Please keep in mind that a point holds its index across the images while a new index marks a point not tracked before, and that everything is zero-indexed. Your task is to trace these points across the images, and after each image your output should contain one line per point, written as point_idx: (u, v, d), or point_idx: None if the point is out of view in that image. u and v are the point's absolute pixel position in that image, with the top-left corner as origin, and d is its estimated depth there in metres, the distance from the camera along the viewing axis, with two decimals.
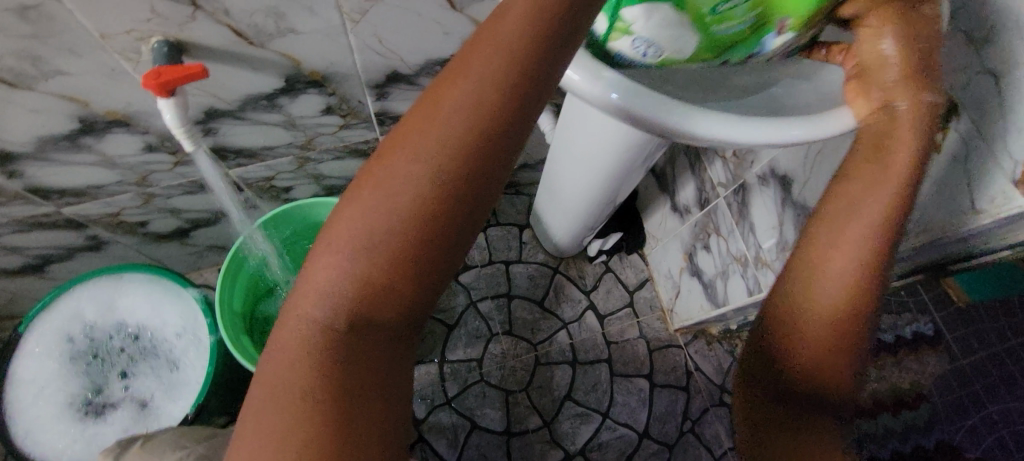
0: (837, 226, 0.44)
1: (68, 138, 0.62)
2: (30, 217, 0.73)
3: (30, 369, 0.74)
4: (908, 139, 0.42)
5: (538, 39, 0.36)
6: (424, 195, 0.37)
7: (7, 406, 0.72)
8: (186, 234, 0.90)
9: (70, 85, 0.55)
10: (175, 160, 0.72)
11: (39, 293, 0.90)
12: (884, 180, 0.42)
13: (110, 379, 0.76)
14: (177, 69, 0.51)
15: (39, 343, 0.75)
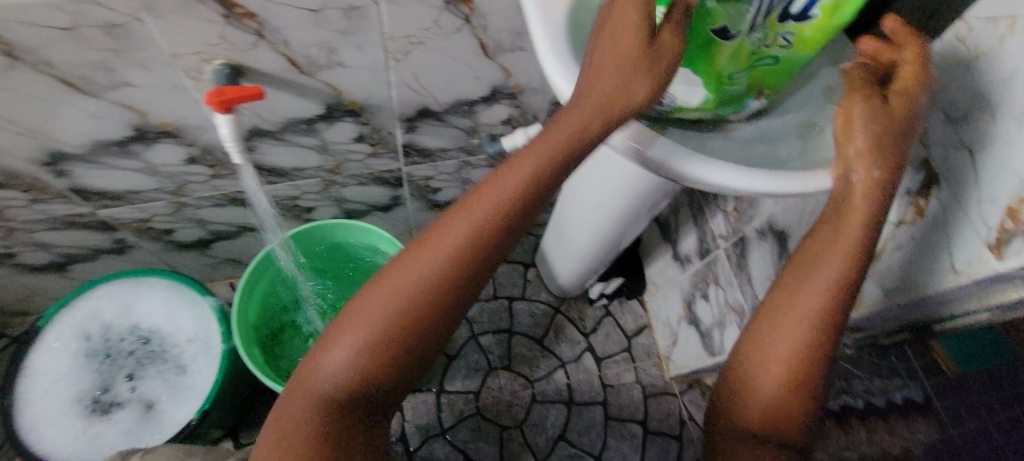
0: (798, 281, 0.51)
1: (119, 144, 0.67)
2: (65, 216, 0.77)
3: (44, 362, 0.76)
4: (861, 207, 0.47)
5: (529, 187, 0.47)
6: (427, 294, 0.47)
7: (18, 397, 0.74)
8: (207, 244, 0.93)
9: (133, 96, 0.60)
10: (211, 173, 0.76)
11: (57, 290, 0.93)
12: (843, 234, 0.48)
13: (117, 380, 0.77)
14: (235, 90, 0.56)
15: (56, 338, 0.77)
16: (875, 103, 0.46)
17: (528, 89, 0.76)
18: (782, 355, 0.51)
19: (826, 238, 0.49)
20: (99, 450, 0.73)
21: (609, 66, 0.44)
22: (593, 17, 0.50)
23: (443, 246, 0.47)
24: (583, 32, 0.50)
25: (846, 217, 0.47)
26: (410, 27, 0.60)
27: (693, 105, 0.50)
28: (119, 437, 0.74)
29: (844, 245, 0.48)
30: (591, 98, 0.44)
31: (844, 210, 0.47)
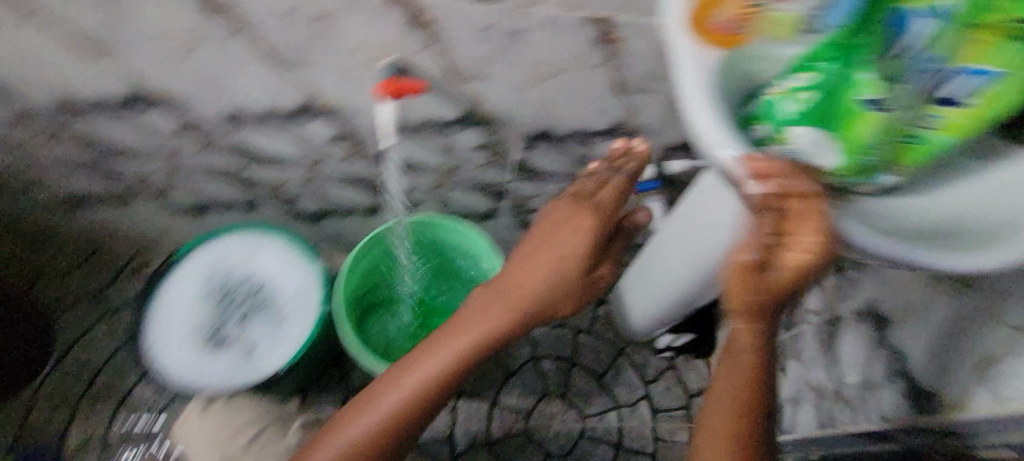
0: (716, 388, 0.60)
1: (284, 116, 0.76)
2: (220, 168, 0.88)
3: (174, 290, 0.87)
4: (749, 332, 0.56)
5: (471, 339, 0.68)
6: (382, 428, 0.65)
7: (151, 315, 0.85)
8: (321, 217, 1.03)
9: (311, 78, 0.69)
10: (347, 154, 0.85)
11: (189, 230, 1.06)
12: (744, 350, 0.57)
13: (226, 321, 0.86)
14: (404, 84, 0.67)
15: (187, 270, 0.87)
16: (798, 221, 0.46)
17: (646, 130, 0.79)
18: (711, 424, 0.60)
19: (730, 362, 0.59)
20: (203, 379, 0.82)
21: (540, 261, 0.69)
22: (742, 63, 0.52)
23: (428, 362, 0.67)
24: (730, 75, 0.52)
25: (739, 344, 0.57)
26: (560, 57, 0.66)
27: (825, 169, 0.50)
28: (221, 371, 0.83)
29: (743, 353, 0.57)
30: (516, 291, 0.69)
31: (738, 342, 0.57)
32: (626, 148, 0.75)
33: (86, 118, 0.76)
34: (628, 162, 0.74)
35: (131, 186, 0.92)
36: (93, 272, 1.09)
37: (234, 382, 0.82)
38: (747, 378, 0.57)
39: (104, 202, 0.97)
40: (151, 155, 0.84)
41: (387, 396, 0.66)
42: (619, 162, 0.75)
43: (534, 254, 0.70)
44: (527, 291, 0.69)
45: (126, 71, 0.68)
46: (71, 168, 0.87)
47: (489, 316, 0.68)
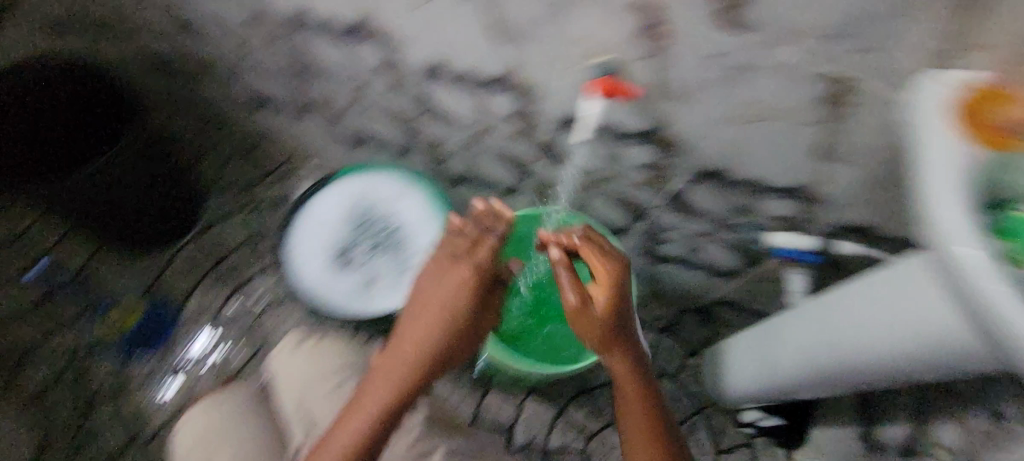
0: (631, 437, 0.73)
1: (477, 81, 0.78)
2: (395, 110, 0.92)
3: (322, 203, 0.91)
4: (631, 393, 0.74)
5: (387, 391, 0.72)
6: None
7: (298, 220, 0.90)
8: (460, 181, 1.05)
9: (520, 54, 0.70)
10: (515, 133, 0.86)
11: (340, 154, 1.12)
12: (634, 406, 0.73)
13: (356, 251, 0.90)
14: (619, 86, 0.67)
15: (339, 190, 0.92)
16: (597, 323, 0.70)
17: (832, 202, 0.73)
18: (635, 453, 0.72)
19: (631, 416, 0.74)
20: (325, 294, 0.89)
21: (422, 324, 0.74)
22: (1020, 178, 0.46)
23: (369, 399, 0.71)
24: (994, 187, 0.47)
25: (624, 395, 0.74)
26: (781, 103, 0.62)
27: None
28: (342, 293, 0.89)
29: (632, 404, 0.74)
30: (406, 343, 0.74)
31: (625, 396, 0.74)
32: (487, 206, 0.75)
33: (304, 29, 0.82)
34: (490, 221, 0.74)
35: (311, 100, 0.99)
36: (248, 168, 1.18)
37: (350, 309, 0.88)
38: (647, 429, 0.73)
39: (282, 108, 1.05)
40: (340, 78, 0.89)
41: None
42: (484, 220, 0.74)
43: (417, 312, 0.75)
44: (418, 346, 0.73)
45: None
46: (270, 70, 0.95)
47: (390, 367, 0.73)
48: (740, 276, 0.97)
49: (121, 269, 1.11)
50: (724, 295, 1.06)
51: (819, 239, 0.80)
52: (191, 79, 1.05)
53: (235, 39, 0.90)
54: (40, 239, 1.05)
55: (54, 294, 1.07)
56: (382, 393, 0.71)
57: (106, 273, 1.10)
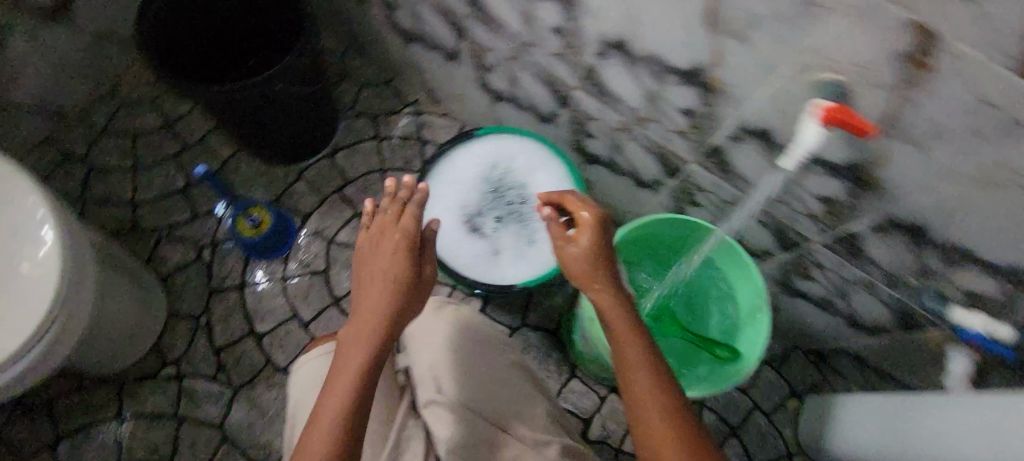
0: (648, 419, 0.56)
1: (659, 66, 0.70)
2: (554, 75, 0.86)
3: (459, 160, 0.89)
4: (631, 353, 0.59)
5: (365, 354, 0.60)
6: None
7: (433, 172, 0.88)
8: (596, 160, 0.99)
9: (727, 48, 0.61)
10: (680, 129, 0.78)
11: (477, 105, 1.09)
12: (642, 371, 0.58)
13: (487, 214, 0.87)
14: (853, 118, 0.55)
15: (478, 150, 0.89)
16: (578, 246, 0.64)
17: None
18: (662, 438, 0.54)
19: (639, 390, 0.57)
20: (448, 252, 0.85)
21: (377, 284, 0.63)
22: None
23: (344, 372, 0.59)
24: None
25: (624, 357, 0.59)
26: None
27: None
28: (464, 254, 0.85)
29: (642, 374, 0.58)
30: (369, 304, 0.63)
31: (626, 366, 0.59)
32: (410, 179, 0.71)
33: None
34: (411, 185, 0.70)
35: (467, 47, 0.95)
36: (382, 99, 1.20)
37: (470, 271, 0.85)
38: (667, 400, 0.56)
39: (435, 46, 1.02)
40: (506, 33, 0.84)
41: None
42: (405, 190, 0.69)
43: (365, 282, 0.65)
44: (380, 301, 0.62)
45: None
46: (436, 8, 0.91)
47: (361, 328, 0.61)
48: (885, 335, 0.87)
49: (255, 174, 1.12)
50: (854, 346, 0.96)
51: (1017, 332, 0.66)
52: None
53: None
54: (197, 124, 1.13)
55: (193, 183, 1.09)
56: (360, 359, 0.59)
57: (242, 175, 1.12)
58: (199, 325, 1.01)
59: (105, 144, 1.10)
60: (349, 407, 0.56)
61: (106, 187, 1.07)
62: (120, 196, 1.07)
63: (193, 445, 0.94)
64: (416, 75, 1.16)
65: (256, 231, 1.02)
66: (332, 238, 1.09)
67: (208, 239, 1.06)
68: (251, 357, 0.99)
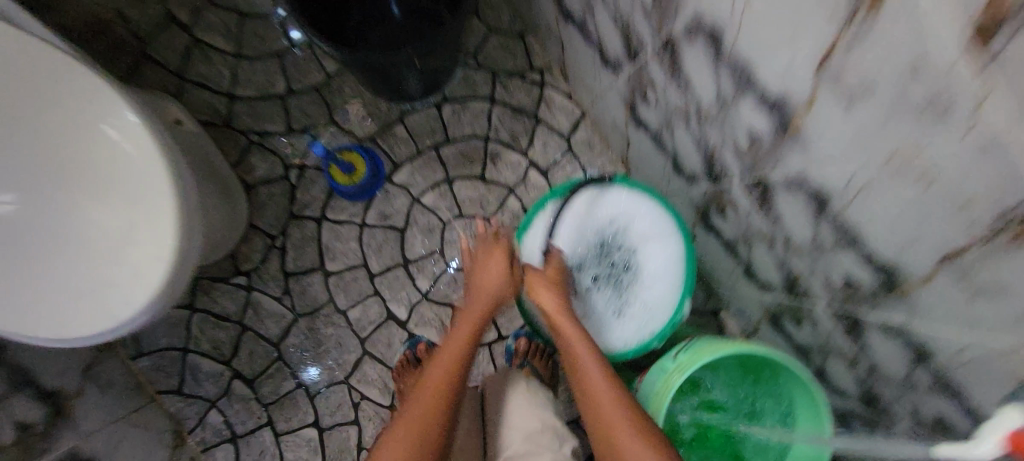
0: (612, 415, 0.64)
1: (848, 236, 0.60)
2: (716, 155, 0.75)
3: (579, 205, 0.87)
4: (593, 364, 0.69)
5: (468, 336, 0.73)
6: (422, 425, 0.63)
7: (548, 210, 0.88)
8: (714, 233, 0.91)
9: (949, 282, 0.52)
10: (829, 281, 0.70)
11: (612, 115, 0.97)
12: (606, 377, 0.68)
13: (586, 268, 0.87)
14: None
15: (600, 202, 0.87)
16: (544, 282, 0.78)
17: None
18: (623, 425, 0.62)
19: (603, 389, 0.67)
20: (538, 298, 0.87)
21: (485, 283, 0.78)
22: None
23: (453, 345, 0.71)
24: None
25: (585, 368, 0.69)
26: None
27: None
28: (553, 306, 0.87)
29: (603, 380, 0.68)
30: (479, 299, 0.77)
31: (586, 377, 0.69)
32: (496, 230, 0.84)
33: (695, 41, 0.62)
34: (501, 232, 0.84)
35: (632, 71, 0.81)
36: (508, 56, 1.07)
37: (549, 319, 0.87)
38: (627, 400, 0.65)
39: (593, 41, 0.87)
40: (688, 94, 0.71)
41: (411, 409, 0.65)
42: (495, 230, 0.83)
43: (474, 283, 0.79)
44: (487, 295, 0.77)
45: (812, 97, 0.52)
46: (615, 18, 0.76)
47: (470, 316, 0.75)
48: None
49: (357, 101, 1.05)
50: None
51: None
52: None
53: None
54: None
55: (293, 92, 1.03)
56: (468, 339, 0.72)
57: (344, 99, 1.05)
58: (274, 244, 1.03)
59: (211, 20, 1.02)
60: (454, 374, 0.68)
61: (206, 69, 1.02)
62: (218, 83, 1.02)
63: (251, 353, 1.02)
64: (554, 46, 1.01)
65: (349, 179, 1.01)
66: (417, 197, 1.05)
67: (297, 160, 1.03)
68: (315, 291, 1.03)
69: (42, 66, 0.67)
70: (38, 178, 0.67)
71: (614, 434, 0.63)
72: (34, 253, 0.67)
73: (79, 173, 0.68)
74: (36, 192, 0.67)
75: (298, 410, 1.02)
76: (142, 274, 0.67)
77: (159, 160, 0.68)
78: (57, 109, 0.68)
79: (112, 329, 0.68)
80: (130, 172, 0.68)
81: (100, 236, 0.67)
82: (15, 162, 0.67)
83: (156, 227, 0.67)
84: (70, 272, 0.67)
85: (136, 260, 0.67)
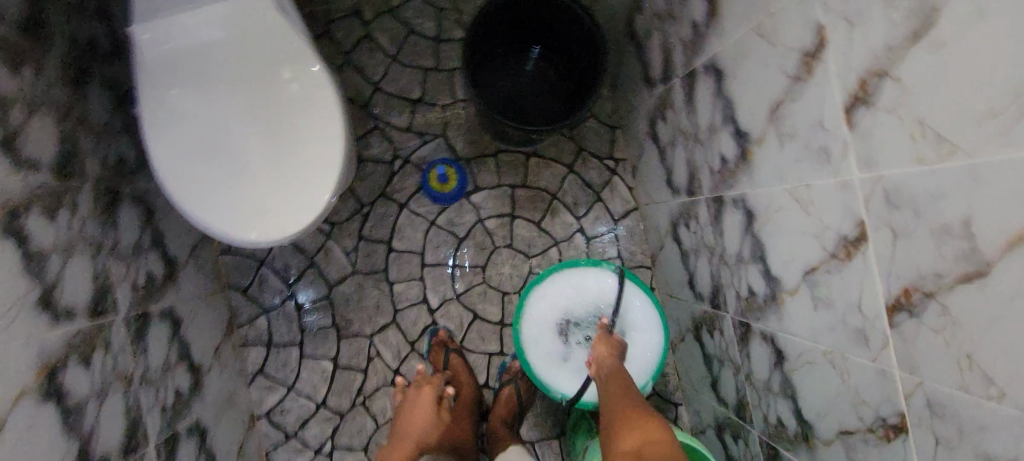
0: (638, 419, 0.84)
1: (787, 389, 0.81)
2: (721, 289, 0.96)
3: (590, 278, 1.09)
4: (629, 391, 0.91)
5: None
6: None
7: (565, 273, 1.09)
8: (699, 344, 1.12)
9: (839, 448, 0.72)
10: (765, 417, 0.90)
11: (658, 220, 1.19)
12: (637, 400, 0.89)
13: (580, 329, 1.07)
14: None
15: (606, 282, 1.09)
16: (607, 336, 1.02)
17: None
18: (648, 426, 0.82)
19: (632, 406, 0.87)
20: (536, 337, 1.06)
21: (416, 421, 0.98)
22: None
23: None
24: None
25: (626, 390, 0.91)
26: None
27: None
28: (546, 347, 1.06)
29: (636, 401, 0.88)
30: (410, 432, 0.96)
31: (622, 397, 0.90)
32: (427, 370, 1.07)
33: (737, 211, 0.84)
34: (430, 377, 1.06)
35: (686, 201, 1.02)
36: (595, 139, 1.30)
37: (534, 356, 1.06)
38: (652, 415, 0.85)
39: (665, 164, 1.09)
40: (719, 241, 0.92)
41: None
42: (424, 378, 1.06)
43: (406, 417, 0.99)
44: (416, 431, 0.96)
45: (796, 290, 0.73)
46: (688, 160, 0.98)
47: (402, 445, 0.94)
48: None
49: (467, 128, 1.28)
50: None
51: None
52: (638, 51, 1.09)
53: (695, 131, 0.92)
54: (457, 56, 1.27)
55: (423, 102, 1.27)
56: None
57: (459, 121, 1.28)
58: (361, 210, 1.26)
59: (386, 24, 1.27)
60: None
61: (366, 59, 1.26)
62: (371, 74, 1.26)
63: (308, 286, 1.25)
64: (635, 149, 1.24)
65: (441, 186, 1.26)
66: (482, 218, 1.28)
67: (405, 153, 1.27)
68: (375, 258, 1.26)
69: (278, 39, 0.86)
70: (244, 116, 0.85)
71: (637, 429, 0.82)
72: (219, 170, 0.85)
73: (266, 114, 0.86)
74: (225, 116, 0.85)
75: (325, 343, 1.24)
76: (295, 213, 0.84)
77: (330, 123, 0.86)
78: (275, 72, 0.86)
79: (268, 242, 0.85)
80: (311, 137, 0.86)
81: (267, 160, 0.85)
82: (220, 91, 0.85)
83: (315, 181, 0.85)
84: (241, 192, 0.84)
85: (297, 190, 0.85)
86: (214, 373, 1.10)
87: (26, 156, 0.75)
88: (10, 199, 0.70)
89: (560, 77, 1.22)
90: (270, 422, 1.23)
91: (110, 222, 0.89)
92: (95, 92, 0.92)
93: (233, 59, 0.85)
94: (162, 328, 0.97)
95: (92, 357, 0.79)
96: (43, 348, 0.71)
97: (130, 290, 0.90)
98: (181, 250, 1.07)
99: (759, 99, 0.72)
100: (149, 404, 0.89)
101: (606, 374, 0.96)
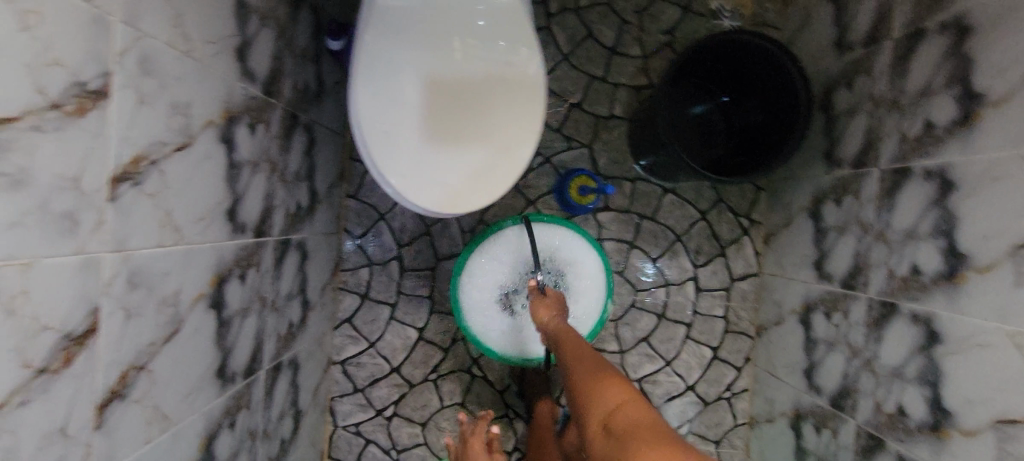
0: (595, 372, 0.73)
1: None
2: (853, 392, 0.92)
3: (503, 241, 1.09)
4: (585, 349, 0.80)
5: None
6: None
7: (479, 251, 1.09)
8: (794, 432, 1.08)
9: None
10: None
11: (785, 296, 1.15)
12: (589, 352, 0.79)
13: (519, 294, 1.10)
14: None
15: (519, 237, 1.09)
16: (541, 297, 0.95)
17: None
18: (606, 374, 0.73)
19: (586, 356, 0.78)
20: (489, 324, 1.10)
21: None
22: None
23: None
24: None
25: (581, 345, 0.81)
26: None
27: None
28: (505, 327, 1.10)
29: (587, 355, 0.78)
30: None
31: (575, 351, 0.80)
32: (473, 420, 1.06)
33: (915, 327, 0.80)
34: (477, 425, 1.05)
35: (836, 291, 0.98)
36: (737, 194, 1.25)
37: (486, 335, 1.10)
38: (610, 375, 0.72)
39: (818, 246, 1.05)
40: (872, 346, 0.88)
41: None
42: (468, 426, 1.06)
43: None
44: None
45: (978, 432, 0.69)
46: (855, 253, 0.94)
47: None
48: None
49: (614, 146, 1.26)
50: None
51: None
52: (826, 124, 1.04)
53: (883, 229, 0.88)
54: (628, 73, 1.25)
55: (580, 108, 1.25)
56: None
57: (608, 137, 1.26)
58: None
59: (567, 21, 1.24)
60: None
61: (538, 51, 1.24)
62: None
63: (417, 252, 1.24)
64: (779, 217, 1.20)
65: (578, 198, 1.21)
66: (601, 238, 1.25)
67: (546, 153, 1.25)
68: None
69: (513, 22, 0.87)
70: (438, 79, 0.85)
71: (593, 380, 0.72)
72: (411, 128, 0.84)
73: (462, 86, 0.85)
74: (426, 77, 0.84)
75: (415, 312, 1.24)
76: (481, 193, 0.85)
77: (527, 113, 0.87)
78: (490, 49, 0.86)
79: (442, 213, 0.84)
80: (503, 122, 0.86)
81: (451, 131, 0.85)
82: (432, 53, 0.85)
83: (506, 169, 0.86)
84: (426, 159, 0.84)
85: (479, 170, 0.85)
86: (316, 311, 1.11)
87: (249, 68, 0.75)
88: (231, 106, 0.71)
89: (726, 121, 1.18)
90: (344, 371, 1.24)
91: (286, 147, 0.90)
92: (303, 17, 0.93)
93: (454, 25, 0.85)
94: (294, 258, 0.97)
95: (246, 273, 0.79)
96: (221, 257, 0.71)
97: (283, 216, 0.91)
98: (322, 187, 1.08)
99: (1001, 228, 0.68)
100: (271, 330, 0.89)
101: (556, 338, 0.87)
